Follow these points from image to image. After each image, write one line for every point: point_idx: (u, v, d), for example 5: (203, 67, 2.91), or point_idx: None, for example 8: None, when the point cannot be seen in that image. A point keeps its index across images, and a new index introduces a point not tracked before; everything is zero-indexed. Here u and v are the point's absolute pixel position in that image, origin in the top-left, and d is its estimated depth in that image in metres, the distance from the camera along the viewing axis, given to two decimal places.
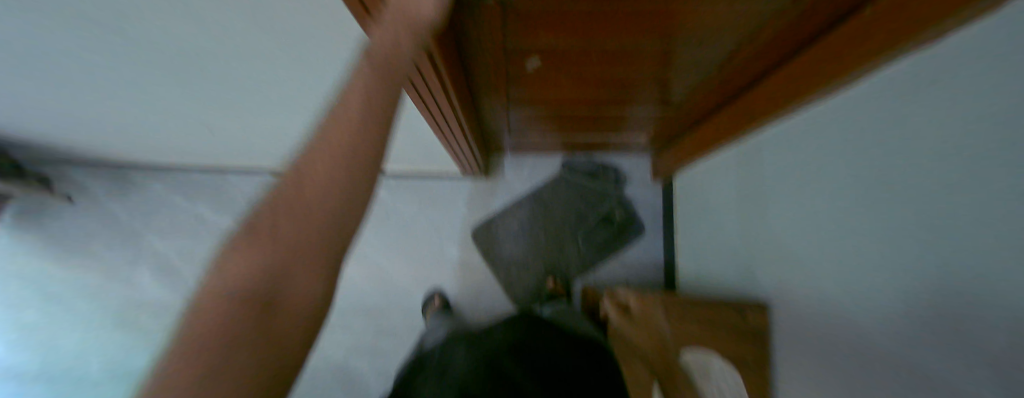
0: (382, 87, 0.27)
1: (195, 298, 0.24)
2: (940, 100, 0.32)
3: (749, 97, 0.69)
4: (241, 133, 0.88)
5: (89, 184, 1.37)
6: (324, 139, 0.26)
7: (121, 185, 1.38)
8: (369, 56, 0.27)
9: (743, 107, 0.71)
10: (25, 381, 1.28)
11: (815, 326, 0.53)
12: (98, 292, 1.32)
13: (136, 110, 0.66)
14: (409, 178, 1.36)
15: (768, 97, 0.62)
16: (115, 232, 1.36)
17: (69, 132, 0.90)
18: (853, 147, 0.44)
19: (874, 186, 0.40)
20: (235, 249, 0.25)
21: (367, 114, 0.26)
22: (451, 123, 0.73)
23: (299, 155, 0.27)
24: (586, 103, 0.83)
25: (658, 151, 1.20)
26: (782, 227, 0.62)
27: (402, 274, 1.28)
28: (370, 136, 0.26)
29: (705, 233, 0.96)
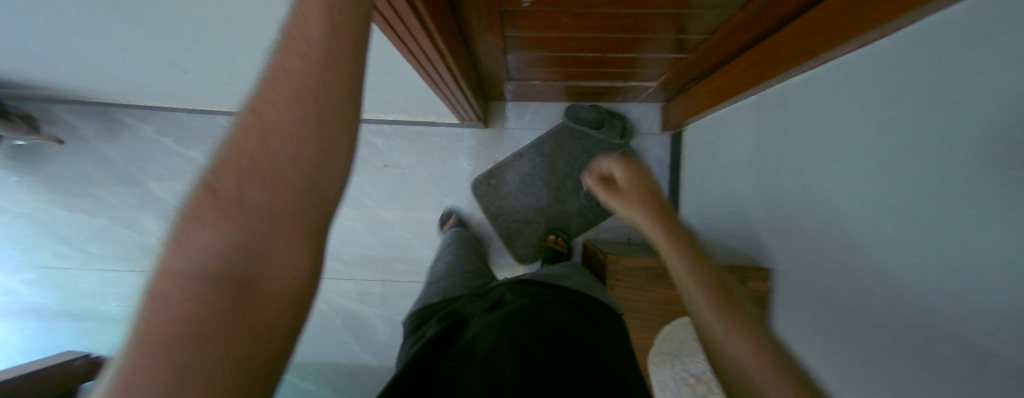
0: (345, 37, 0.25)
1: (149, 283, 0.21)
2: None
3: (783, 36, 0.61)
4: (218, 70, 0.82)
5: (78, 124, 1.33)
6: (282, 91, 0.23)
7: (109, 127, 1.34)
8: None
9: (775, 50, 0.64)
10: (52, 316, 1.36)
11: (831, 294, 0.54)
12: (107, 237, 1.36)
13: (99, 32, 0.60)
14: (404, 126, 1.30)
15: (810, 34, 0.55)
16: (113, 178, 1.35)
17: (39, 64, 0.84)
18: (910, 97, 0.40)
19: (930, 141, 0.38)
20: (190, 224, 0.22)
21: (332, 68, 0.25)
22: (440, 71, 0.67)
23: (253, 110, 0.23)
24: (590, 47, 0.75)
25: (669, 100, 1.13)
26: (801, 185, 0.60)
27: (404, 225, 1.32)
28: (335, 75, 0.25)
29: (717, 188, 0.95)
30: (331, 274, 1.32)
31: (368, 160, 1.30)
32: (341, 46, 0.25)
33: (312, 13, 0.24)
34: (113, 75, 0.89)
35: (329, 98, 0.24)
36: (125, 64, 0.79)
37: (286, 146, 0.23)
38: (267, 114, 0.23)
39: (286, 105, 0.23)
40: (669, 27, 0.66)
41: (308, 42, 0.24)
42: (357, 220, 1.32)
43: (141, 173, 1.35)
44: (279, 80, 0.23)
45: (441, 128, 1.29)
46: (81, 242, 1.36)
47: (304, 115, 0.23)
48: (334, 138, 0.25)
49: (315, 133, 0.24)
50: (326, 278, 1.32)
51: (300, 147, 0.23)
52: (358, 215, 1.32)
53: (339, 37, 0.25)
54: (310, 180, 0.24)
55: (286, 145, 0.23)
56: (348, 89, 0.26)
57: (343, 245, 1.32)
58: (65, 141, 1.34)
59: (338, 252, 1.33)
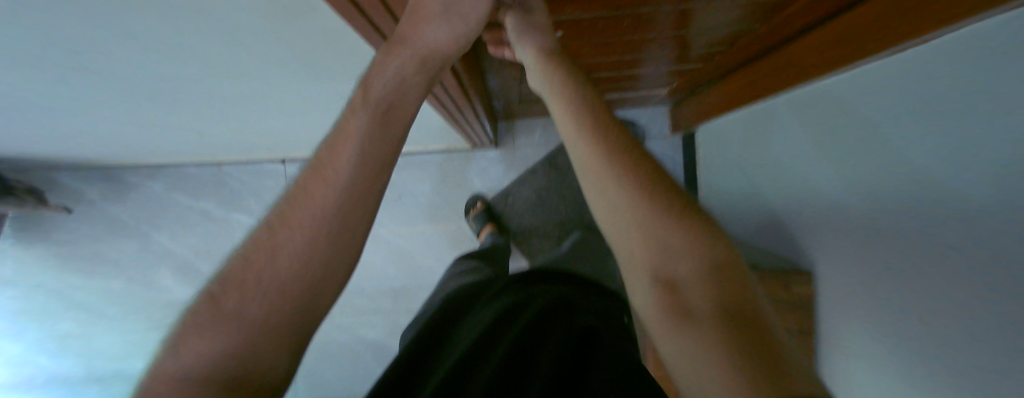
0: (362, 178, 0.32)
1: (150, 378, 0.26)
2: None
3: (806, 44, 0.58)
4: (229, 129, 0.83)
5: (92, 190, 1.35)
6: (301, 225, 0.30)
7: (118, 188, 1.35)
8: (348, 145, 0.32)
9: (796, 57, 0.61)
10: (76, 384, 1.36)
11: (883, 302, 0.49)
12: (126, 299, 1.36)
13: (106, 115, 0.61)
14: (414, 155, 1.31)
15: (834, 44, 0.52)
16: (127, 239, 1.36)
17: (55, 142, 0.86)
18: (923, 95, 0.39)
19: (948, 140, 0.36)
20: (198, 328, 0.28)
21: (343, 205, 0.32)
22: (455, 99, 0.68)
23: (272, 237, 0.31)
24: (607, 66, 0.77)
25: (678, 102, 1.12)
26: (823, 185, 0.58)
27: (424, 254, 1.32)
28: (348, 211, 0.32)
29: (736, 188, 0.91)
30: (356, 311, 1.32)
31: None
32: (362, 188, 0.33)
33: (340, 158, 0.32)
34: (122, 140, 0.89)
35: (341, 232, 0.32)
36: (137, 132, 0.80)
37: (297, 266, 0.30)
38: (284, 240, 0.30)
39: (300, 237, 0.30)
40: (668, 43, 0.67)
41: (333, 186, 0.31)
42: (378, 253, 1.32)
43: (155, 231, 1.36)
44: (299, 216, 0.31)
45: (451, 152, 1.30)
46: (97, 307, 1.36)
47: (316, 250, 0.31)
48: (338, 263, 0.32)
49: (322, 263, 0.31)
50: (352, 315, 1.32)
51: (305, 269, 0.30)
52: (377, 248, 1.32)
53: (355, 183, 0.32)
54: (311, 295, 0.31)
55: (297, 264, 0.30)
56: (356, 224, 0.33)
57: (366, 280, 1.32)
58: (72, 208, 1.34)
59: (361, 288, 1.32)
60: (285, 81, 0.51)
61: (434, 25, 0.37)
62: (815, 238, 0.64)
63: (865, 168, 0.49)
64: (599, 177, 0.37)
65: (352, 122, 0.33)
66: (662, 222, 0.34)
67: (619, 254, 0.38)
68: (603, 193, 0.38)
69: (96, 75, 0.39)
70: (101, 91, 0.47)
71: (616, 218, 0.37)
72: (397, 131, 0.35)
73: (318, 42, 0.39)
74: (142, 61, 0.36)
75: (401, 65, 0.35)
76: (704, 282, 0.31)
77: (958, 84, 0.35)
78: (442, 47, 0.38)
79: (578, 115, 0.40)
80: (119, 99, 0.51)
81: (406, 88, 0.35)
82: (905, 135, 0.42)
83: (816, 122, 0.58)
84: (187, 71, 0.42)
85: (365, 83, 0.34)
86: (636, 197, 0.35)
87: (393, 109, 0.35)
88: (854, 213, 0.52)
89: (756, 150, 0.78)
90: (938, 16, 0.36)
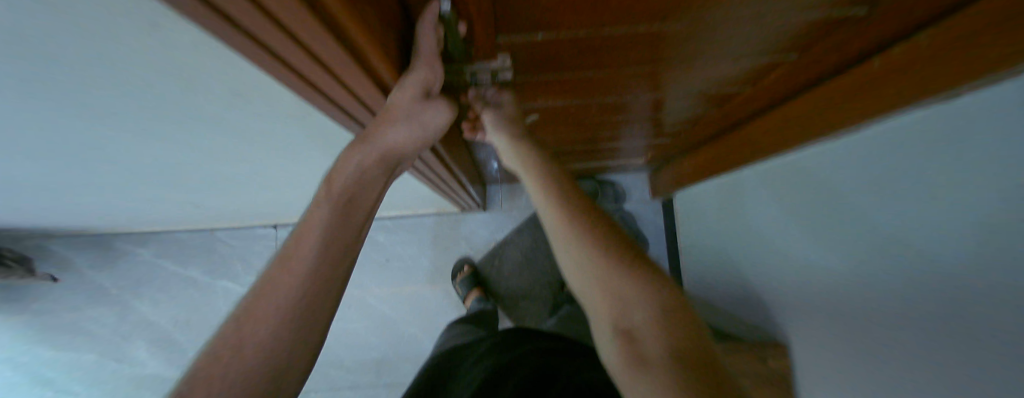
0: (330, 255, 0.32)
1: None
2: (983, 122, 0.28)
3: (753, 128, 0.63)
4: (217, 202, 0.82)
5: (55, 249, 1.16)
6: (264, 313, 0.29)
7: (60, 260, 1.16)
8: (313, 232, 0.32)
9: (747, 137, 0.65)
10: None
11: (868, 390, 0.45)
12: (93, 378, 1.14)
13: (79, 196, 0.59)
14: (405, 218, 1.29)
15: (777, 129, 0.56)
16: (102, 308, 1.17)
17: (36, 222, 0.84)
18: (881, 178, 0.39)
19: (919, 227, 0.35)
20: None
21: (310, 284, 0.31)
22: (448, 177, 0.71)
23: (228, 330, 0.29)
24: (581, 141, 0.79)
25: (655, 169, 1.15)
26: (795, 260, 0.56)
27: (409, 323, 1.23)
28: (314, 287, 0.31)
29: (709, 252, 0.90)
30: (331, 386, 1.19)
31: (370, 257, 1.27)
32: (328, 273, 0.32)
33: (303, 239, 0.31)
34: (106, 216, 0.87)
35: (306, 317, 0.31)
36: (119, 208, 0.76)
37: (262, 355, 0.28)
38: (244, 332, 0.29)
39: (263, 323, 0.29)
40: (646, 123, 0.70)
41: (297, 267, 0.30)
42: (360, 321, 1.24)
43: (111, 304, 1.18)
44: (259, 303, 0.29)
45: (441, 216, 1.29)
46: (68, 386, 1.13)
47: (280, 339, 0.30)
48: (304, 349, 0.31)
49: (288, 353, 0.30)
50: (326, 392, 1.18)
51: (278, 342, 0.29)
52: (360, 315, 1.24)
53: (323, 259, 0.32)
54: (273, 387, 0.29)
55: (263, 353, 0.28)
56: (323, 306, 0.32)
57: (345, 350, 1.21)
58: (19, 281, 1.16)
59: (340, 359, 1.21)
60: (259, 158, 0.51)
61: (394, 128, 0.32)
62: (790, 312, 0.61)
63: (836, 247, 0.47)
64: (563, 237, 0.40)
65: (315, 213, 0.32)
66: (621, 278, 0.36)
67: (582, 300, 0.40)
68: (564, 246, 0.40)
69: (78, 163, 0.39)
70: (65, 177, 0.45)
71: (580, 275, 0.39)
72: (361, 213, 0.35)
73: (286, 124, 0.39)
74: (98, 148, 0.35)
75: (363, 163, 0.33)
76: (659, 336, 0.32)
77: (915, 167, 0.35)
78: (405, 148, 0.35)
79: (545, 181, 0.43)
80: (93, 182, 0.51)
81: (367, 179, 0.34)
82: (867, 214, 0.41)
83: (780, 198, 0.59)
84: (155, 152, 0.41)
85: (329, 178, 0.32)
86: (597, 255, 0.37)
87: (356, 198, 0.34)
88: (826, 288, 0.50)
89: (727, 218, 0.79)
90: (869, 107, 0.39)
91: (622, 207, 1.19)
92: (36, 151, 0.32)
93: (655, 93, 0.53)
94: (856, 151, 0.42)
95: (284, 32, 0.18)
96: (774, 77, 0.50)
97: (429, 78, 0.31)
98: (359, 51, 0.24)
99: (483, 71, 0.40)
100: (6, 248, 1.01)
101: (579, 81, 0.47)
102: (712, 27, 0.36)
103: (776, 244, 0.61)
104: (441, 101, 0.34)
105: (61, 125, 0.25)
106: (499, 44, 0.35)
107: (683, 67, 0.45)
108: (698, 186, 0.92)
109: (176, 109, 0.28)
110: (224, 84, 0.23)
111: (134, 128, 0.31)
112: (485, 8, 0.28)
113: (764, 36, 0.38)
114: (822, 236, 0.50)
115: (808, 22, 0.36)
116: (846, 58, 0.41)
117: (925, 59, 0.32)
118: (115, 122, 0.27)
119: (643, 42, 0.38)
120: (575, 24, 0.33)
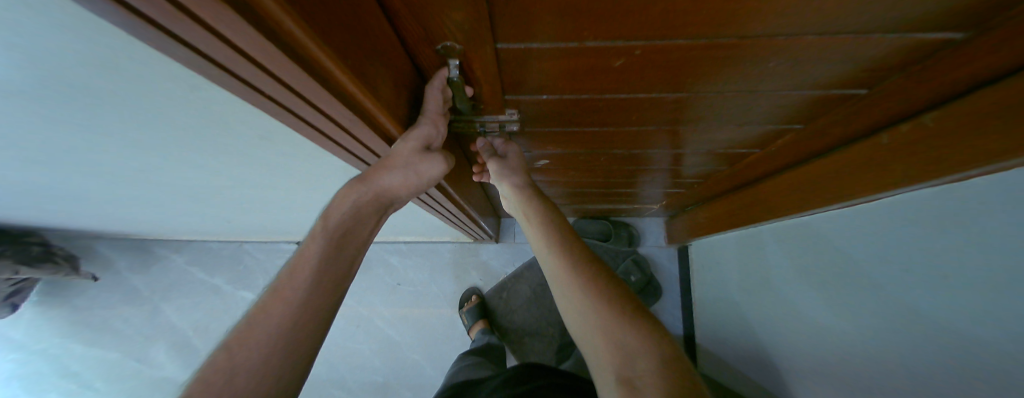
0: (322, 285, 0.33)
1: None
2: (1010, 198, 0.26)
3: (765, 187, 0.62)
4: (246, 218, 0.86)
5: (100, 250, 1.24)
6: (255, 340, 0.30)
7: (101, 260, 1.24)
8: (310, 263, 0.33)
9: (762, 195, 0.63)
10: None
11: None
12: (119, 375, 1.15)
13: (124, 204, 0.64)
14: (418, 244, 1.30)
15: (793, 191, 0.54)
16: (131, 308, 1.22)
17: (84, 224, 0.90)
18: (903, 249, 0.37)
19: (949, 303, 0.32)
20: None
21: (302, 312, 0.32)
22: (461, 214, 0.72)
23: (218, 358, 0.29)
24: (597, 185, 0.79)
25: (671, 216, 1.12)
26: (810, 324, 0.52)
27: (412, 351, 1.19)
28: (306, 315, 0.32)
29: (724, 308, 0.84)
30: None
31: (382, 279, 1.26)
32: (317, 304, 0.32)
33: (298, 269, 0.32)
34: (146, 224, 0.93)
35: (292, 349, 0.31)
36: (159, 217, 0.81)
37: (250, 383, 0.28)
38: (234, 359, 0.29)
39: (253, 350, 0.29)
40: (664, 174, 0.70)
41: (290, 297, 0.31)
42: (366, 342, 1.20)
43: (135, 306, 1.22)
44: (252, 330, 0.30)
45: (454, 244, 1.29)
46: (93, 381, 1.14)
47: (267, 369, 0.29)
48: (287, 384, 0.30)
49: (271, 389, 0.29)
50: None
51: (265, 372, 0.29)
52: (366, 336, 1.21)
53: (317, 287, 0.33)
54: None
55: (250, 381, 0.28)
56: (311, 337, 0.32)
57: (349, 371, 1.17)
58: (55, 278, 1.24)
59: (342, 379, 1.16)
60: (283, 184, 0.54)
61: (391, 174, 0.34)
62: (803, 382, 0.55)
63: (854, 315, 0.43)
64: (564, 279, 0.39)
65: (310, 245, 0.33)
66: (625, 325, 0.34)
67: (586, 355, 0.35)
68: (568, 295, 0.38)
69: (127, 178, 0.43)
70: (115, 189, 0.50)
71: (582, 322, 0.36)
72: (355, 247, 0.36)
73: (304, 159, 0.42)
74: (144, 168, 0.39)
75: (358, 203, 0.35)
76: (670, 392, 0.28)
77: (939, 239, 0.33)
78: (400, 191, 0.37)
79: (547, 225, 0.43)
80: (138, 194, 0.55)
81: (362, 217, 0.36)
82: (886, 288, 0.38)
83: (794, 258, 0.57)
84: (193, 176, 0.45)
85: (326, 214, 0.34)
86: (601, 300, 0.36)
87: (351, 233, 0.35)
88: (848, 366, 0.44)
89: (744, 275, 0.74)
90: (881, 182, 0.38)
91: (636, 250, 1.15)
92: (96, 165, 0.35)
93: (673, 148, 0.54)
94: (871, 222, 0.41)
95: (296, 95, 0.21)
96: (779, 149, 0.51)
97: (431, 133, 0.33)
98: (369, 113, 0.26)
99: (489, 123, 0.43)
100: (56, 246, 1.09)
101: (588, 134, 0.48)
102: (713, 96, 0.37)
103: (792, 305, 0.56)
104: (440, 155, 0.36)
105: (113, 144, 0.29)
106: (507, 101, 0.38)
107: (691, 127, 0.45)
108: (715, 239, 0.88)
109: (212, 140, 0.31)
110: (245, 113, 0.26)
111: (177, 155, 0.35)
112: (491, 75, 0.31)
113: (768, 111, 0.40)
114: (840, 307, 0.46)
115: (812, 97, 0.36)
116: (846, 135, 0.42)
117: (944, 139, 0.31)
118: (155, 146, 0.30)
119: (647, 106, 0.39)
120: (577, 90, 0.35)
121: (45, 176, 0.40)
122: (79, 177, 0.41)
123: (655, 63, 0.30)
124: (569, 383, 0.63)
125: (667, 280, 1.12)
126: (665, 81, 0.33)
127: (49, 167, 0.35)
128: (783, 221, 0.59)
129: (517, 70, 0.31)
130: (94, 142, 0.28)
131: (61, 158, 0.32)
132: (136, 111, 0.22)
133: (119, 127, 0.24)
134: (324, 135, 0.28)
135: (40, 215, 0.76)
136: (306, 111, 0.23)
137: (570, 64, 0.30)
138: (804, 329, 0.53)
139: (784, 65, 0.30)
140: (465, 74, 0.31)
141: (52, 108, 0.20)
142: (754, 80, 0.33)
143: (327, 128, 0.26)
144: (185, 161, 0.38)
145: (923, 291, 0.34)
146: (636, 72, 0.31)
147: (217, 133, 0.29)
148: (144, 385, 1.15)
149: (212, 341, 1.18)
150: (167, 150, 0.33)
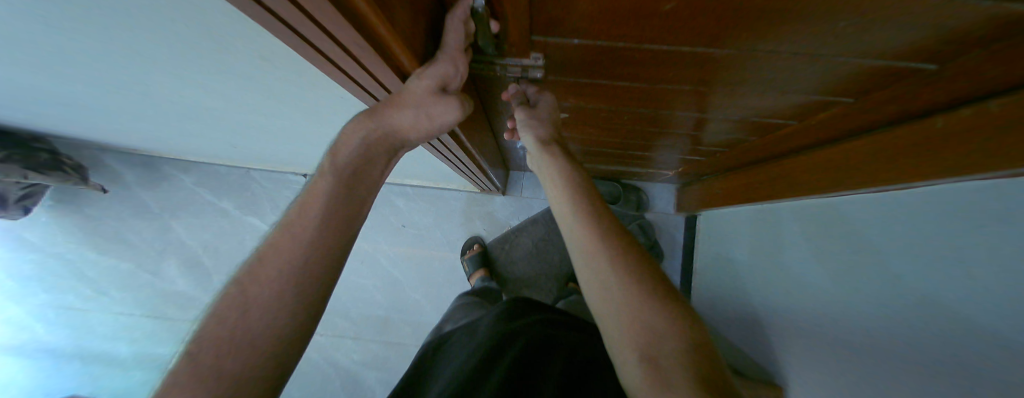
0: (331, 226, 0.33)
1: None
2: None
3: (795, 162, 0.59)
4: (254, 146, 0.85)
5: (111, 165, 1.26)
6: (272, 270, 0.31)
7: (112, 174, 1.27)
8: (322, 200, 0.33)
9: (788, 171, 0.61)
10: None
11: None
12: (131, 282, 1.25)
13: (127, 120, 0.63)
14: (425, 189, 1.31)
15: (822, 169, 0.53)
16: (146, 224, 1.28)
17: (93, 137, 0.90)
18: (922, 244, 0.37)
19: (951, 297, 0.33)
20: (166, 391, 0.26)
21: (314, 251, 0.32)
22: (471, 165, 0.72)
23: (244, 281, 0.31)
24: (614, 145, 0.76)
25: (684, 185, 1.11)
26: (811, 304, 0.54)
27: (416, 287, 1.28)
28: (318, 253, 0.33)
29: (726, 279, 0.87)
30: (338, 327, 1.26)
31: (388, 220, 1.30)
32: (328, 242, 0.33)
33: (309, 209, 0.33)
34: (156, 143, 0.93)
35: (305, 284, 0.32)
36: (167, 136, 0.81)
37: (271, 309, 0.30)
38: (255, 289, 0.30)
39: (272, 282, 0.31)
40: (684, 140, 0.67)
41: (303, 235, 0.32)
42: (370, 278, 1.29)
43: (151, 221, 1.28)
44: (268, 265, 0.31)
45: (461, 192, 1.31)
46: (108, 286, 1.25)
47: (283, 301, 0.31)
48: (306, 312, 0.32)
49: (291, 313, 0.31)
50: (334, 336, 1.26)
51: (281, 302, 0.31)
52: (371, 272, 1.29)
53: (329, 226, 0.33)
54: (274, 348, 0.30)
55: (271, 308, 0.30)
56: (325, 272, 0.33)
57: (354, 301, 1.28)
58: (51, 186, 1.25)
59: (347, 307, 1.28)
60: (289, 115, 0.52)
61: (401, 113, 0.32)
62: (793, 350, 0.59)
63: (857, 300, 0.45)
64: (594, 251, 0.39)
65: (320, 182, 0.33)
66: (654, 306, 0.34)
67: (600, 322, 0.38)
68: (592, 265, 0.39)
69: (128, 94, 0.42)
70: (119, 104, 0.48)
71: (608, 300, 0.36)
72: (365, 190, 0.36)
73: (308, 90, 0.40)
74: (146, 84, 0.37)
75: (363, 142, 0.33)
76: (690, 371, 0.30)
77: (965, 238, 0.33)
78: (408, 134, 0.35)
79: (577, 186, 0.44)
80: (141, 111, 0.53)
81: (371, 157, 0.35)
82: (896, 278, 0.39)
83: (808, 237, 0.57)
84: (198, 97, 0.43)
85: (334, 150, 0.34)
86: (631, 274, 0.37)
87: (362, 173, 0.35)
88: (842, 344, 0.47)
89: (752, 249, 0.75)
90: (924, 170, 0.37)
91: (643, 214, 1.16)
92: (98, 77, 0.34)
93: (698, 112, 0.50)
94: (900, 209, 0.40)
95: (303, 13, 0.18)
96: (820, 123, 0.48)
97: (448, 72, 0.31)
98: (383, 43, 0.24)
99: (511, 67, 0.39)
100: (67, 157, 1.11)
101: (614, 90, 0.45)
102: (762, 58, 0.33)
103: (796, 282, 0.59)
104: (456, 98, 0.34)
105: (119, 57, 0.27)
106: (534, 43, 0.35)
107: (727, 90, 0.42)
108: (727, 211, 0.88)
109: (209, 57, 0.28)
110: (251, 37, 0.24)
111: (183, 74, 0.34)
112: (521, 10, 0.28)
113: (819, 79, 0.36)
114: (846, 287, 0.47)
115: (868, 68, 0.33)
116: (900, 114, 0.39)
117: (1002, 127, 0.29)
118: (157, 62, 0.29)
119: (686, 62, 0.35)
120: (612, 37, 0.32)
121: (42, 83, 0.38)
122: (79, 88, 0.39)
123: (707, 10, 0.26)
124: (563, 319, 0.68)
125: (667, 246, 1.15)
126: (710, 34, 0.30)
127: (47, 75, 0.34)
128: (805, 199, 0.58)
129: (553, 6, 0.28)
130: (101, 55, 0.27)
131: (50, 66, 0.30)
132: (110, 21, 0.19)
133: (120, 40, 0.23)
134: (333, 64, 0.25)
135: (51, 125, 0.76)
136: (315, 35, 0.21)
137: (610, 4, 0.26)
138: (804, 304, 0.56)
139: (852, 27, 0.27)
140: (492, 5, 0.28)
141: (45, 13, 0.18)
142: (814, 41, 0.29)
143: (335, 55, 0.24)
144: (189, 81, 0.36)
145: (937, 280, 0.35)
146: (685, 20, 0.28)
147: (210, 51, 0.27)
148: (166, 292, 1.25)
149: (223, 261, 1.26)
150: (166, 67, 0.31)
